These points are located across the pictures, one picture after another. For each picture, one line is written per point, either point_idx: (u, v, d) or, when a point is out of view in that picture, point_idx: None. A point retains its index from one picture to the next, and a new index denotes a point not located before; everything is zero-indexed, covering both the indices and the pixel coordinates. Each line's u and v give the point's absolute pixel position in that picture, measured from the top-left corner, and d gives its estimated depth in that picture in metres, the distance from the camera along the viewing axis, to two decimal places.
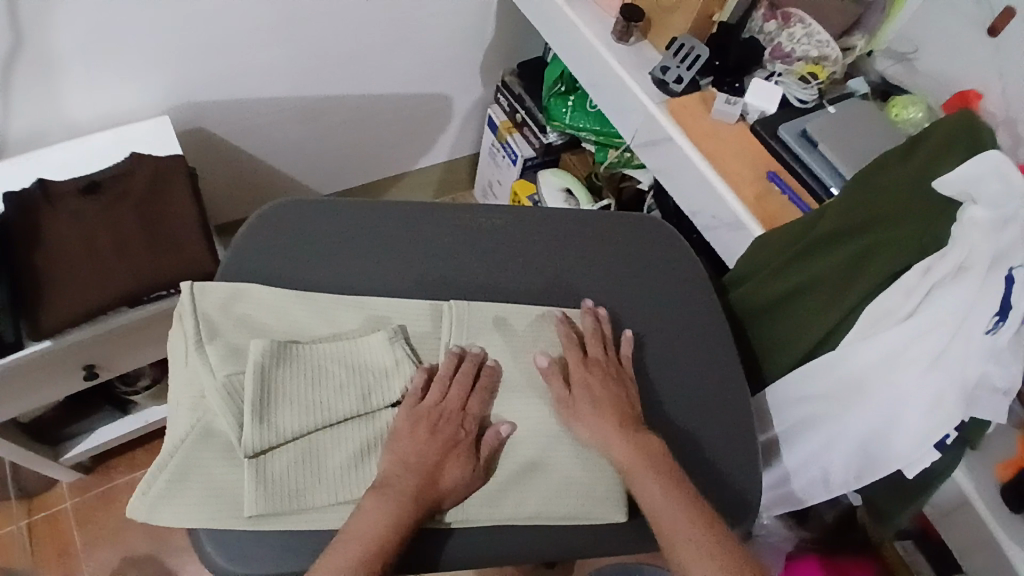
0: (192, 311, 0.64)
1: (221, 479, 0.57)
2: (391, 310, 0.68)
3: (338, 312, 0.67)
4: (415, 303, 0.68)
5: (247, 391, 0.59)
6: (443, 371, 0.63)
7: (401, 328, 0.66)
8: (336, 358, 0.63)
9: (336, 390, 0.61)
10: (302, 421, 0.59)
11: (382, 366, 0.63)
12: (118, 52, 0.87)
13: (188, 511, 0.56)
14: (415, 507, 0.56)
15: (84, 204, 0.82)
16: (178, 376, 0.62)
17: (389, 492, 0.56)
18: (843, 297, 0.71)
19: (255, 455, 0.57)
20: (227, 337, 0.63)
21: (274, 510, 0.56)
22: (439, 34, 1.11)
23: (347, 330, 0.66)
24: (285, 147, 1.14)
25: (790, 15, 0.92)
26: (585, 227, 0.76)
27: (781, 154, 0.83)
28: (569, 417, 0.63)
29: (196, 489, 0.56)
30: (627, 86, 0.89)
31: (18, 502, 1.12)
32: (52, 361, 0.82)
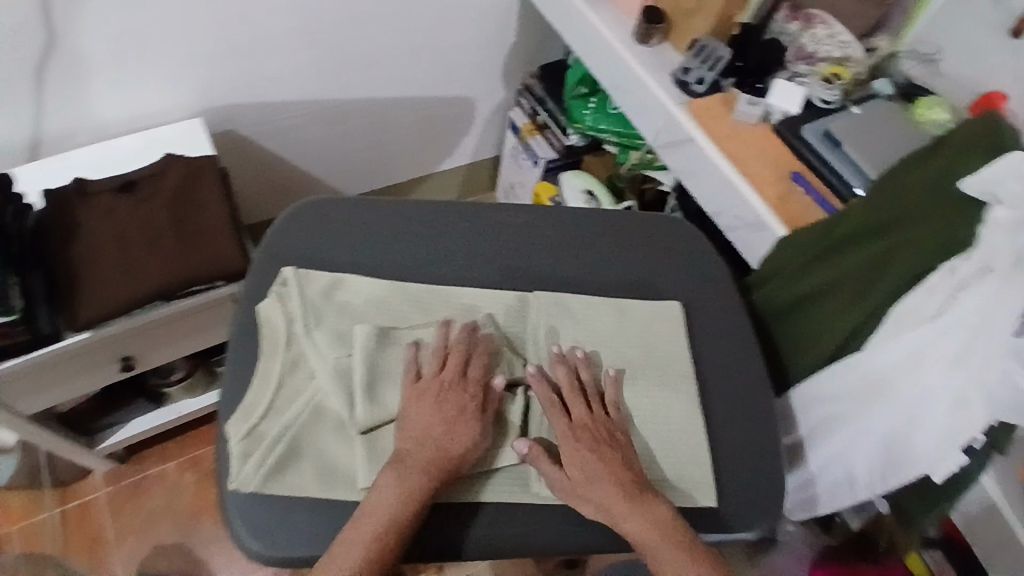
0: (299, 296, 0.67)
1: (334, 454, 0.61)
2: (479, 300, 0.70)
3: (429, 300, 0.69)
4: (447, 297, 0.70)
5: (357, 372, 0.63)
6: (438, 349, 0.65)
7: (491, 316, 0.69)
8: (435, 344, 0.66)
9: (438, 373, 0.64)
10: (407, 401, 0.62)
11: (478, 351, 0.66)
12: (151, 57, 0.91)
13: (304, 483, 0.59)
14: (427, 479, 0.58)
15: (119, 203, 0.85)
16: (279, 357, 0.65)
17: (409, 471, 0.58)
18: (867, 296, 0.70)
19: (365, 431, 0.61)
20: (332, 324, 0.66)
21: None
22: (460, 38, 1.13)
23: (440, 317, 0.69)
24: (312, 150, 1.17)
25: (811, 17, 0.93)
26: (606, 228, 0.77)
27: (805, 155, 0.83)
28: (558, 416, 0.63)
29: (310, 464, 0.60)
30: (648, 87, 0.90)
31: (51, 489, 1.16)
32: (84, 354, 0.86)
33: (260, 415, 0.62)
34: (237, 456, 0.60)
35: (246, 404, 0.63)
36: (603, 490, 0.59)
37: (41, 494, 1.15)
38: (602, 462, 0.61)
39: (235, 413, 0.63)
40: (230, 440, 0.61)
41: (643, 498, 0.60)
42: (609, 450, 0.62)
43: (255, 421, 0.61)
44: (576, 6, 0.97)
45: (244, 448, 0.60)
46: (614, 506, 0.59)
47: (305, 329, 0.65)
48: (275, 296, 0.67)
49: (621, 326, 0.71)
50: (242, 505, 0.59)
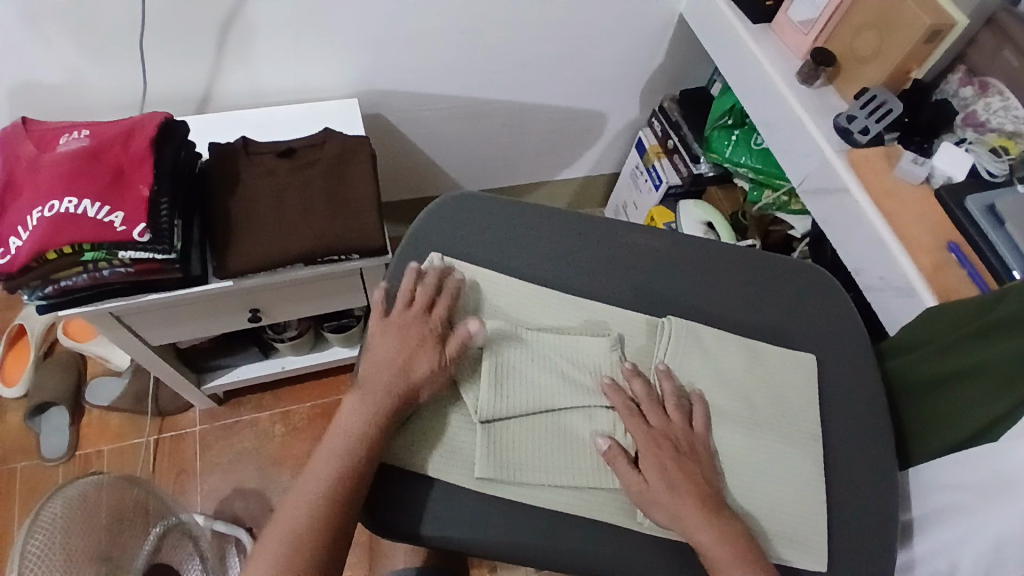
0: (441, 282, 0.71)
1: (456, 439, 0.64)
2: (610, 317, 0.72)
3: (561, 308, 0.72)
4: (579, 309, 0.72)
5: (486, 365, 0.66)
6: (404, 287, 0.67)
7: (619, 336, 0.71)
8: (556, 351, 0.68)
9: (563, 381, 0.67)
10: (530, 402, 0.65)
11: (600, 367, 0.68)
12: (325, 36, 0.96)
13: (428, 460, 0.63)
14: (384, 403, 0.62)
15: (278, 164, 0.90)
16: None
17: (368, 395, 0.62)
18: (1012, 388, 0.66)
19: (486, 421, 0.64)
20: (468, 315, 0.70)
21: (506, 476, 0.63)
22: (606, 54, 1.14)
23: (568, 326, 0.71)
24: (444, 143, 1.21)
25: (988, 84, 0.85)
26: (745, 267, 0.76)
27: (965, 224, 0.77)
28: (643, 433, 0.63)
29: (433, 442, 0.64)
30: (805, 129, 0.87)
31: (151, 418, 1.24)
32: (219, 299, 0.92)
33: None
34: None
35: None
36: (668, 500, 0.60)
37: (142, 418, 1.24)
38: (681, 476, 0.61)
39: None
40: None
41: (714, 512, 0.59)
42: (685, 464, 0.62)
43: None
44: (739, 38, 0.96)
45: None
46: (685, 516, 0.59)
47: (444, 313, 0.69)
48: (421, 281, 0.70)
49: (751, 368, 0.70)
50: None
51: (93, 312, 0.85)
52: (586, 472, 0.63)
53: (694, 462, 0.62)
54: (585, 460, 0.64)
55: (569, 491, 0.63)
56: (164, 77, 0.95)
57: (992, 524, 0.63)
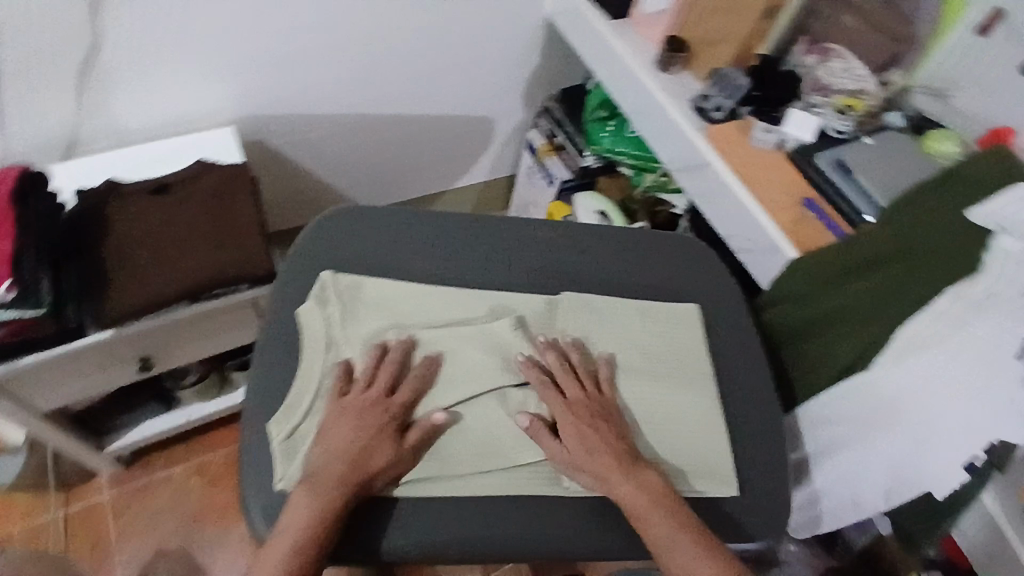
0: (334, 297, 0.69)
1: None
2: (510, 301, 0.73)
3: (462, 300, 0.72)
4: (480, 298, 0.72)
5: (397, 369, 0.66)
6: (366, 368, 0.65)
7: (522, 317, 0.72)
8: (463, 343, 0.68)
9: (472, 372, 0.67)
10: (445, 397, 0.66)
11: (507, 349, 0.69)
12: (192, 67, 0.94)
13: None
14: (341, 490, 0.58)
15: (154, 204, 0.87)
16: (320, 358, 0.66)
17: (318, 484, 0.57)
18: (876, 319, 0.75)
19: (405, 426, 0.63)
20: (367, 324, 0.69)
21: (430, 476, 0.62)
22: (484, 60, 1.17)
23: (471, 316, 0.71)
24: (335, 163, 1.20)
25: (828, 51, 0.95)
26: (628, 245, 0.80)
27: (818, 181, 0.85)
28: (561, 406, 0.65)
29: None
30: (667, 111, 0.93)
31: (56, 491, 1.16)
32: (106, 350, 0.87)
33: (302, 414, 0.63)
34: (280, 455, 0.61)
35: (287, 407, 0.64)
36: (592, 459, 0.62)
37: (45, 494, 1.15)
38: (593, 438, 0.63)
39: (276, 412, 0.64)
40: (269, 438, 0.62)
41: (631, 466, 0.62)
42: (599, 426, 0.64)
43: (297, 421, 0.62)
44: (600, 34, 1.01)
45: (285, 449, 0.61)
46: (610, 476, 0.61)
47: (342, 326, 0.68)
48: (315, 301, 0.69)
49: (643, 338, 0.73)
50: (270, 500, 0.60)
51: None
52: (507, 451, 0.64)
53: (609, 422, 0.65)
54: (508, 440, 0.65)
55: (498, 475, 0.63)
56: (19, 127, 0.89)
57: (886, 446, 0.74)
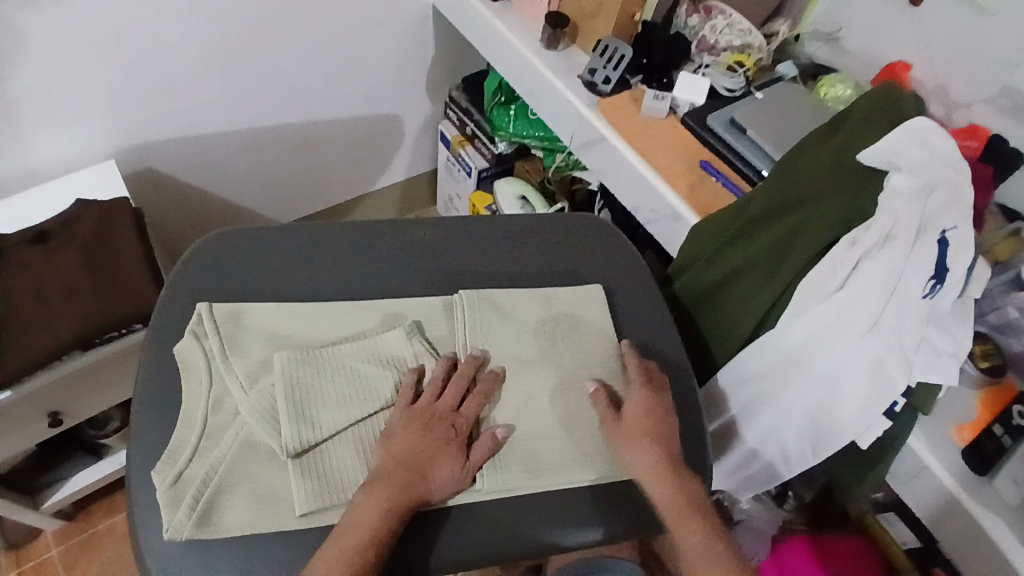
0: (213, 327, 0.66)
1: (269, 483, 0.59)
2: (403, 307, 0.70)
3: (351, 314, 0.69)
4: (370, 309, 0.70)
5: (280, 398, 0.62)
6: (438, 376, 0.65)
7: (417, 322, 0.70)
8: (352, 362, 0.66)
9: (359, 393, 0.64)
10: (340, 416, 0.62)
11: (404, 360, 0.67)
12: (57, 104, 0.89)
13: (239, 519, 0.58)
14: (404, 499, 0.58)
15: (32, 254, 0.83)
16: (203, 395, 0.63)
17: (378, 485, 0.58)
18: (781, 269, 0.74)
19: (298, 453, 0.60)
20: (251, 353, 0.66)
21: (322, 506, 0.59)
22: (377, 58, 1.13)
23: (363, 329, 0.69)
24: (239, 181, 1.16)
25: (711, 8, 0.93)
26: (527, 230, 0.79)
27: (711, 142, 0.84)
28: (448, 412, 0.64)
29: (243, 495, 0.59)
30: (558, 90, 0.91)
31: (3, 553, 1.11)
32: (11, 412, 0.83)
33: (188, 458, 0.60)
34: (167, 505, 0.58)
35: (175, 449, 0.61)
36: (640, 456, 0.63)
37: None
38: (648, 441, 0.63)
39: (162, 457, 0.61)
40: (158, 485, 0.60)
41: (682, 482, 0.63)
42: (662, 429, 0.65)
43: (182, 466, 0.60)
44: (485, 19, 0.98)
45: (171, 497, 0.58)
46: (659, 484, 0.62)
47: (224, 357, 0.64)
48: (193, 335, 0.66)
49: (552, 319, 0.71)
50: (163, 553, 0.57)
51: None
52: (555, 469, 0.63)
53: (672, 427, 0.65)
54: (557, 453, 0.64)
55: None
56: None
57: (806, 396, 0.74)
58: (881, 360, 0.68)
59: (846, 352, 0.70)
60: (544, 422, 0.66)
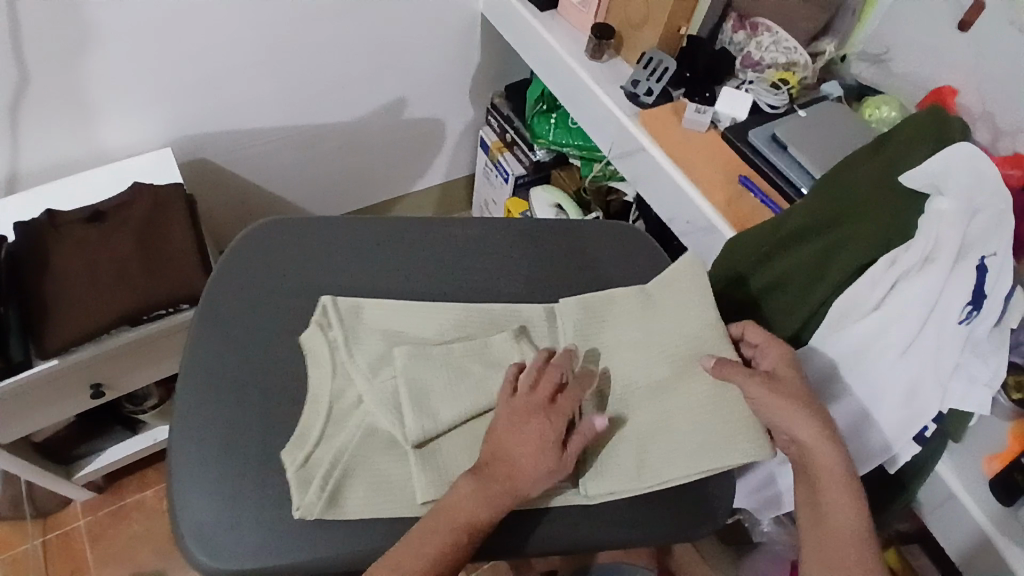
0: (332, 318, 0.68)
1: (389, 473, 0.61)
2: (510, 312, 0.72)
3: (461, 316, 0.71)
4: (472, 312, 0.71)
5: (396, 390, 0.64)
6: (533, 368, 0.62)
7: (523, 328, 0.70)
8: (469, 359, 0.66)
9: (482, 388, 0.64)
10: (458, 412, 0.63)
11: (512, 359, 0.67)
12: (122, 92, 0.95)
13: (361, 503, 0.60)
14: (505, 496, 0.56)
15: (88, 231, 0.87)
16: (326, 383, 0.65)
17: (483, 478, 0.57)
18: (818, 286, 0.73)
19: (420, 445, 0.62)
20: (368, 345, 0.67)
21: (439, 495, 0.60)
22: (424, 62, 1.16)
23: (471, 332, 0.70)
24: (284, 175, 1.20)
25: (758, 25, 0.93)
26: (561, 234, 0.80)
27: (751, 157, 0.85)
28: (545, 403, 0.59)
29: (367, 482, 0.61)
30: (600, 99, 0.92)
31: (33, 520, 1.16)
32: (58, 381, 0.87)
33: (314, 443, 0.62)
34: (297, 485, 0.60)
35: (217, 420, 0.64)
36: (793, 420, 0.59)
37: (23, 523, 1.15)
38: (810, 422, 0.59)
39: (200, 430, 0.63)
40: (196, 452, 0.62)
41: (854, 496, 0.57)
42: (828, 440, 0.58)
43: (311, 449, 0.61)
44: (531, 28, 1.01)
45: (301, 478, 0.60)
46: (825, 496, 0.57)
47: (346, 347, 0.66)
48: (318, 325, 0.68)
49: (644, 320, 0.71)
50: (196, 518, 0.60)
51: None
52: (688, 458, 0.63)
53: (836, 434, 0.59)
54: (694, 443, 0.63)
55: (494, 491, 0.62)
56: None
57: (837, 416, 0.72)
58: (912, 384, 0.68)
59: (880, 372, 0.69)
60: (646, 424, 0.65)
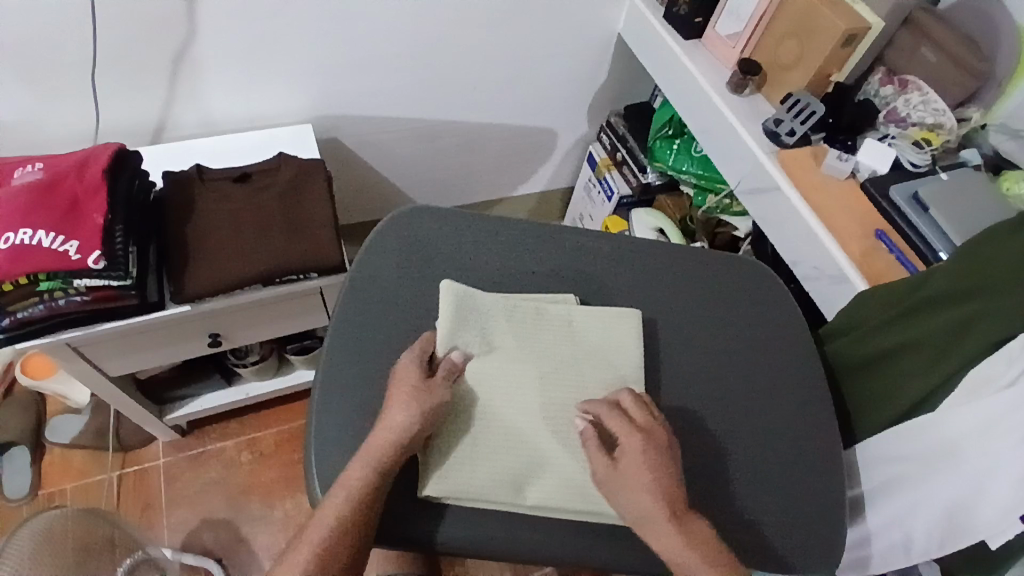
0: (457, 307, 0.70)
1: (506, 467, 0.64)
2: (603, 318, 0.74)
3: (553, 318, 0.73)
4: (555, 311, 0.74)
5: (494, 389, 0.68)
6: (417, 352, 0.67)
7: (618, 335, 0.73)
8: (544, 374, 0.70)
9: (558, 404, 0.69)
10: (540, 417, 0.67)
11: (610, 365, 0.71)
12: (276, 65, 0.99)
13: (480, 489, 0.63)
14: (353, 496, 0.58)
15: (235, 190, 0.92)
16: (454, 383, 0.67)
17: (342, 481, 0.59)
18: (947, 358, 0.69)
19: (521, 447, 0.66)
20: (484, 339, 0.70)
21: (557, 504, 0.63)
22: (551, 73, 1.19)
23: (562, 333, 0.73)
24: (401, 163, 1.25)
25: (907, 82, 0.94)
26: (682, 257, 0.82)
27: (888, 211, 0.85)
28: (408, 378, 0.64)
29: (486, 470, 0.64)
30: (737, 133, 0.94)
31: (113, 453, 1.20)
32: (180, 326, 0.92)
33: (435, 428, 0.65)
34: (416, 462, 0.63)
35: (360, 391, 0.68)
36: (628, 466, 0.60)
37: (104, 454, 1.20)
38: (656, 483, 0.58)
39: (345, 395, 0.68)
40: (338, 416, 0.67)
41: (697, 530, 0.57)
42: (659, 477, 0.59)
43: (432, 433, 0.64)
44: (672, 54, 1.03)
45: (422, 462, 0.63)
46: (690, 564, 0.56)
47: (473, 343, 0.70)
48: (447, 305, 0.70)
49: (589, 325, 0.73)
50: (329, 476, 0.64)
51: (51, 344, 0.83)
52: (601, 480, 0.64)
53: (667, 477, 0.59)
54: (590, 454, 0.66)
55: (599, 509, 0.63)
56: (115, 107, 0.95)
57: (944, 490, 0.68)
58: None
59: (997, 455, 0.63)
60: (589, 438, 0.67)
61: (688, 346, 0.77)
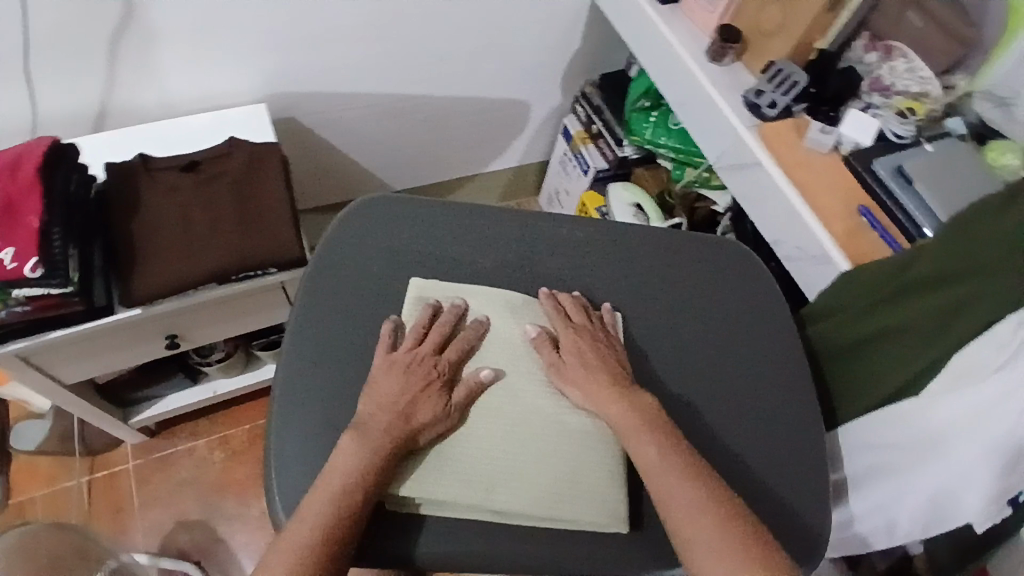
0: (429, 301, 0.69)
1: (476, 478, 0.61)
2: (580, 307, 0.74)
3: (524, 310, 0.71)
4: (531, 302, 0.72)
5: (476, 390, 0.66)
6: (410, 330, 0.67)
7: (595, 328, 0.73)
8: (511, 380, 0.67)
9: (530, 413, 0.65)
10: (514, 426, 0.64)
11: None
12: (226, 40, 0.92)
13: (454, 497, 0.60)
14: (337, 521, 0.54)
15: (182, 181, 0.85)
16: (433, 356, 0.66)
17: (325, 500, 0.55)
18: (932, 344, 0.66)
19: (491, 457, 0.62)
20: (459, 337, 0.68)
21: (533, 514, 0.61)
22: (523, 43, 1.13)
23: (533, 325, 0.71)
24: (365, 142, 1.19)
25: (892, 48, 0.91)
26: (661, 245, 0.79)
27: (872, 186, 0.81)
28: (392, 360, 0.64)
29: (458, 480, 0.61)
30: (717, 107, 0.89)
31: (81, 456, 1.16)
32: (134, 329, 0.87)
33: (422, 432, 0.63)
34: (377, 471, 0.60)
35: (326, 401, 0.65)
36: (613, 410, 0.63)
37: (71, 458, 1.16)
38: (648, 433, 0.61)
39: (308, 407, 0.64)
40: (301, 424, 0.63)
41: (698, 474, 0.58)
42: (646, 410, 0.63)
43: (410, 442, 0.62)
44: (649, 21, 0.97)
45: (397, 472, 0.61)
46: (683, 487, 0.57)
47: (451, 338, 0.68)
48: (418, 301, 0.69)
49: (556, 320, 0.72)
50: (293, 494, 0.61)
51: None
52: (581, 494, 0.62)
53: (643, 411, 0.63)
54: (566, 465, 0.63)
55: (576, 517, 0.61)
56: (50, 92, 0.87)
57: (927, 477, 0.66)
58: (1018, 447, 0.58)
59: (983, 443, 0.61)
60: (563, 447, 0.64)
61: (669, 337, 0.74)
